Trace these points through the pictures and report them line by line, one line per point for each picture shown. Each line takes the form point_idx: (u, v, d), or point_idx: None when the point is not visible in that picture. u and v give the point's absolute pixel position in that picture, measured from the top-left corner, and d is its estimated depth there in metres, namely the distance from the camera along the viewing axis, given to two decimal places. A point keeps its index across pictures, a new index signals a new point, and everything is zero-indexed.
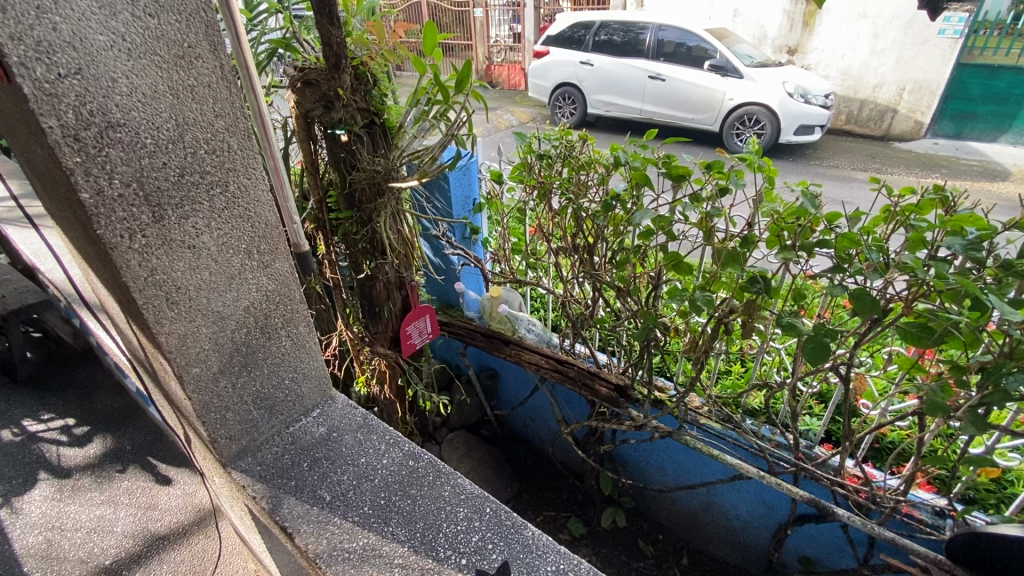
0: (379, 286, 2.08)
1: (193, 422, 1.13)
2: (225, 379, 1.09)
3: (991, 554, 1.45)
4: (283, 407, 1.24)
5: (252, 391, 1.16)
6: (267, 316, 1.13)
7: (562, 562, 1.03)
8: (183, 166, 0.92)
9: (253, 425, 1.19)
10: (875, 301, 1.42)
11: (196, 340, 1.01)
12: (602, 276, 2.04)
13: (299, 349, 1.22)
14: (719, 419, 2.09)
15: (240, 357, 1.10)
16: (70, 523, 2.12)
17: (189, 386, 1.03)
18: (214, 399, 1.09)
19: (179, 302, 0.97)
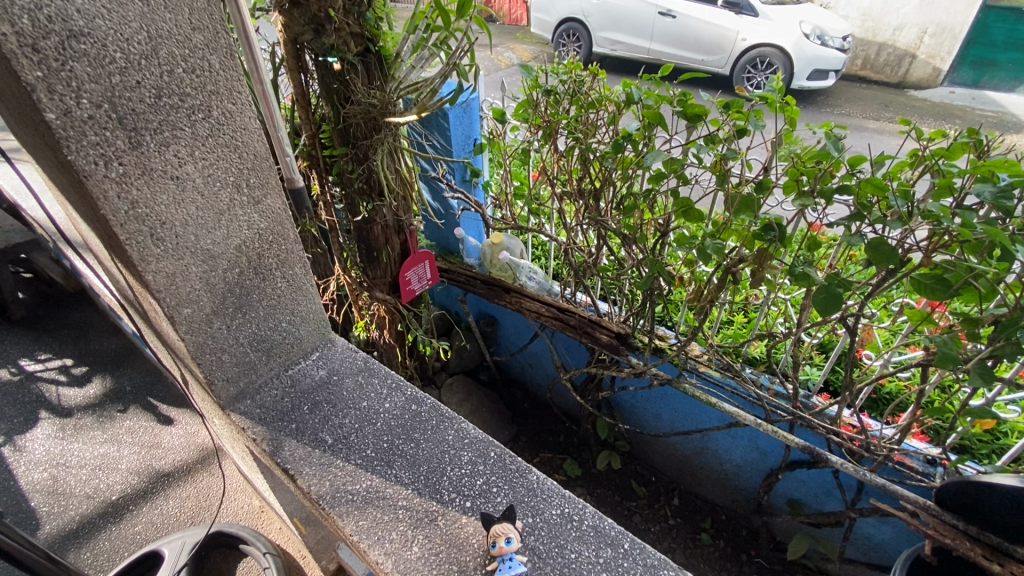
0: (376, 229, 2.01)
1: (188, 364, 1.09)
2: (219, 320, 1.04)
3: (980, 500, 1.48)
4: (282, 350, 1.20)
5: (248, 333, 1.11)
6: (261, 255, 1.07)
7: (566, 506, 1.04)
8: (159, 86, 0.83)
9: (250, 367, 1.16)
10: (894, 251, 1.37)
11: (185, 279, 0.96)
12: (608, 222, 1.97)
13: (295, 291, 1.17)
14: (719, 367, 2.09)
15: (234, 298, 1.05)
16: (75, 461, 2.15)
17: (180, 327, 0.98)
18: (209, 340, 1.04)
19: (165, 239, 0.91)
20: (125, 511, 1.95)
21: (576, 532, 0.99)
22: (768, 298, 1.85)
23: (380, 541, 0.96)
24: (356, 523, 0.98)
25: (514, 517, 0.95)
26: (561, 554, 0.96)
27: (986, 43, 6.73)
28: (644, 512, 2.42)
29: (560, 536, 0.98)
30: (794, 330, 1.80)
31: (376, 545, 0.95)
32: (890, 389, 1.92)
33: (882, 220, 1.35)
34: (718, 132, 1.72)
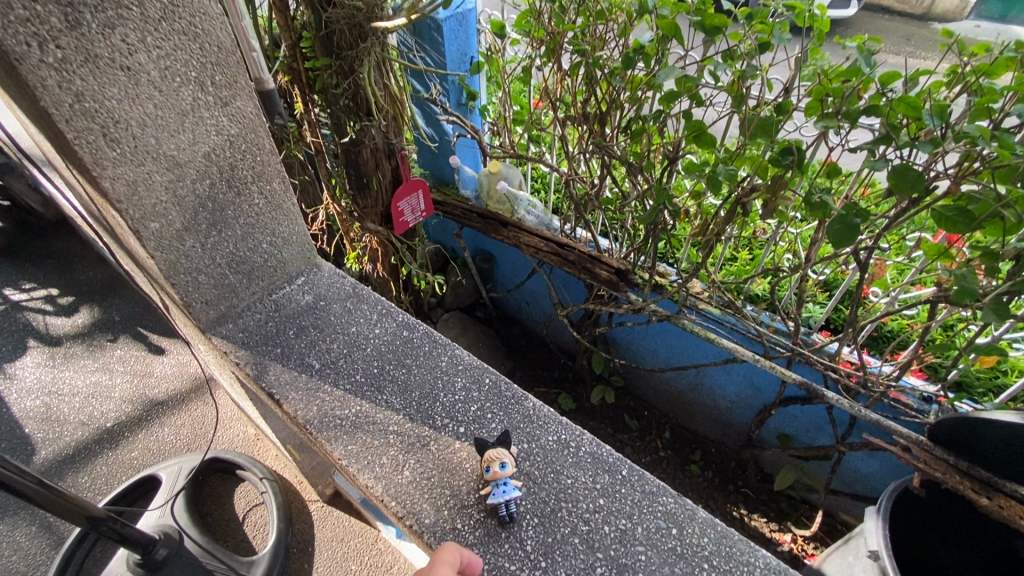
0: (365, 153, 1.88)
1: (163, 285, 1.02)
2: (192, 239, 0.97)
3: (974, 435, 1.49)
4: (265, 274, 1.14)
5: (226, 253, 1.04)
6: (233, 167, 0.98)
7: (563, 433, 1.01)
8: None
9: (231, 290, 1.10)
10: (920, 178, 1.27)
11: (149, 189, 0.88)
12: (613, 148, 1.85)
13: (275, 210, 1.08)
14: (720, 304, 2.04)
15: (207, 214, 0.97)
16: (67, 388, 2.14)
17: (149, 243, 0.90)
18: (183, 259, 0.97)
19: (121, 140, 0.82)
20: (121, 437, 1.96)
21: (572, 458, 0.98)
22: (777, 232, 1.77)
23: (369, 465, 0.93)
24: (345, 448, 0.95)
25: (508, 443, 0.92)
26: (556, 478, 0.95)
27: None
28: (636, 445, 2.46)
29: (557, 462, 0.96)
30: (801, 266, 1.74)
31: (366, 469, 0.93)
32: (893, 327, 1.90)
33: (911, 143, 1.25)
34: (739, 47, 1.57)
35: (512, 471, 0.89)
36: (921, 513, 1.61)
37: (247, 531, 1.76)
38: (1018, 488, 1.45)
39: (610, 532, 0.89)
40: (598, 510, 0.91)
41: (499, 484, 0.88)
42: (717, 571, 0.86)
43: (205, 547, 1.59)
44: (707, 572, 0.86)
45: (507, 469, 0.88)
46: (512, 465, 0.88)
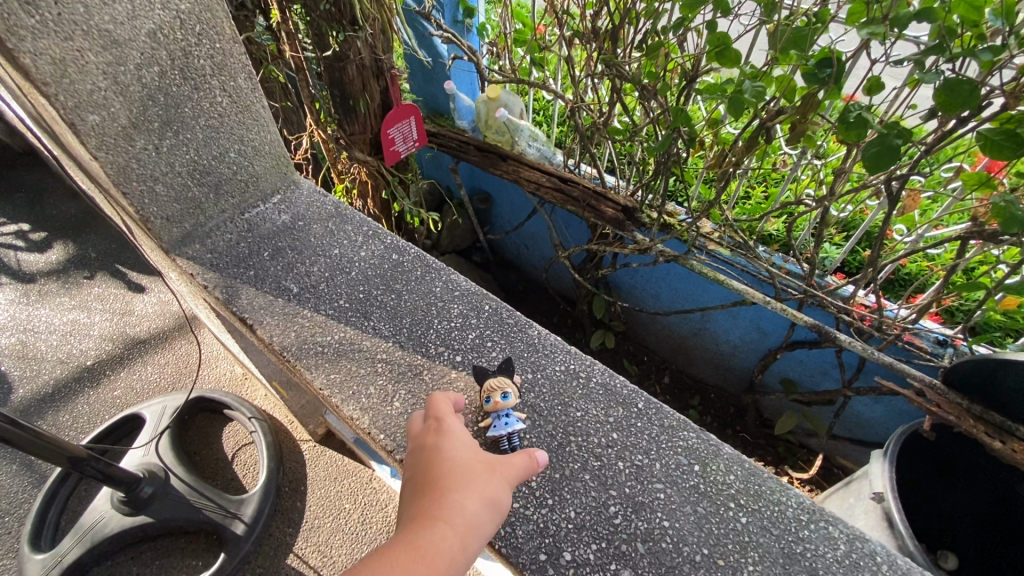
0: (351, 69, 1.71)
1: (116, 196, 1.04)
2: (142, 137, 0.98)
3: (994, 377, 1.42)
4: (233, 188, 1.18)
5: (186, 161, 1.06)
6: (188, 53, 0.98)
7: (572, 362, 1.07)
8: None
9: (196, 205, 1.13)
10: (974, 93, 1.13)
11: (82, 72, 0.85)
12: (623, 69, 1.67)
13: (242, 110, 1.12)
14: (730, 245, 1.93)
15: (158, 110, 0.98)
16: (43, 326, 2.04)
17: (88, 137, 0.89)
18: (133, 163, 0.98)
19: (43, 7, 0.78)
20: (102, 375, 1.88)
21: (582, 389, 1.03)
22: (800, 162, 1.63)
23: (354, 395, 0.95)
24: (327, 377, 0.97)
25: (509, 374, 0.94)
26: (565, 411, 1.00)
27: None
28: None
29: (565, 394, 1.02)
30: (824, 201, 1.61)
31: (350, 400, 0.94)
32: (910, 270, 1.81)
33: (968, 52, 1.10)
34: None
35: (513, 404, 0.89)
36: (924, 450, 1.59)
37: (236, 470, 1.71)
38: None
39: (624, 468, 0.94)
40: (611, 445, 0.96)
41: (501, 417, 0.88)
42: (744, 509, 0.91)
43: (192, 485, 1.55)
44: (732, 509, 0.91)
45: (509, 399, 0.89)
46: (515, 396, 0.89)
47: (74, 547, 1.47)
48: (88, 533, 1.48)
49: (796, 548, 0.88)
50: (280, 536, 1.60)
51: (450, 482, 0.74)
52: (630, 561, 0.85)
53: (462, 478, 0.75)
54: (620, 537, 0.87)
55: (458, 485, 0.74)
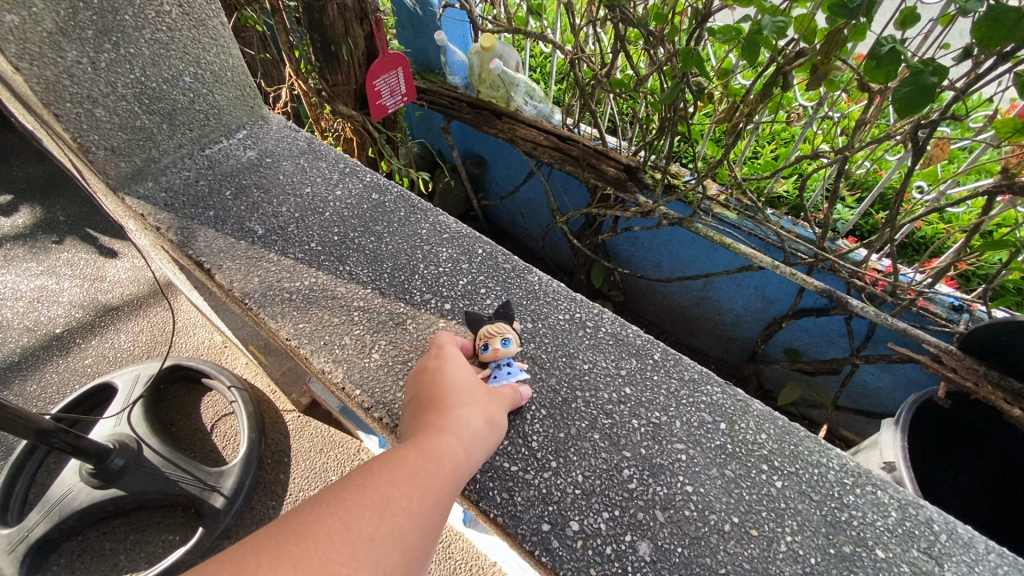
0: (331, 10, 1.56)
1: (54, 123, 1.00)
2: (73, 47, 0.94)
3: (1017, 341, 1.35)
4: (190, 120, 1.16)
5: (132, 84, 1.04)
6: None
7: (578, 312, 1.02)
8: None
9: (149, 135, 1.11)
10: (1021, 23, 1.01)
11: None
12: (629, 12, 1.53)
13: (198, 25, 1.10)
14: (738, 207, 1.83)
15: (92, 20, 0.95)
16: (9, 293, 1.92)
17: (9, 42, 0.86)
18: (64, 79, 0.95)
19: None
20: (72, 343, 1.77)
21: (589, 340, 0.98)
22: (817, 114, 1.52)
23: (325, 347, 0.90)
24: (295, 327, 0.92)
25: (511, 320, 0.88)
26: (570, 363, 0.95)
27: None
28: None
29: (572, 344, 0.97)
30: (840, 157, 1.50)
31: (321, 351, 0.90)
32: (926, 233, 1.72)
33: None
34: None
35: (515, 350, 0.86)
36: (943, 420, 1.51)
37: (216, 441, 1.62)
38: None
39: (639, 426, 0.88)
40: (625, 401, 0.91)
41: (503, 367, 0.85)
42: (778, 473, 0.86)
43: (167, 458, 1.46)
44: (766, 473, 0.86)
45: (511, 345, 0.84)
46: (518, 342, 0.85)
47: (42, 522, 1.38)
48: (56, 506, 1.40)
49: (840, 516, 0.83)
50: (262, 509, 1.52)
51: (453, 398, 0.73)
52: (648, 532, 0.79)
53: (466, 394, 0.74)
54: (637, 505, 0.81)
55: (462, 399, 0.73)
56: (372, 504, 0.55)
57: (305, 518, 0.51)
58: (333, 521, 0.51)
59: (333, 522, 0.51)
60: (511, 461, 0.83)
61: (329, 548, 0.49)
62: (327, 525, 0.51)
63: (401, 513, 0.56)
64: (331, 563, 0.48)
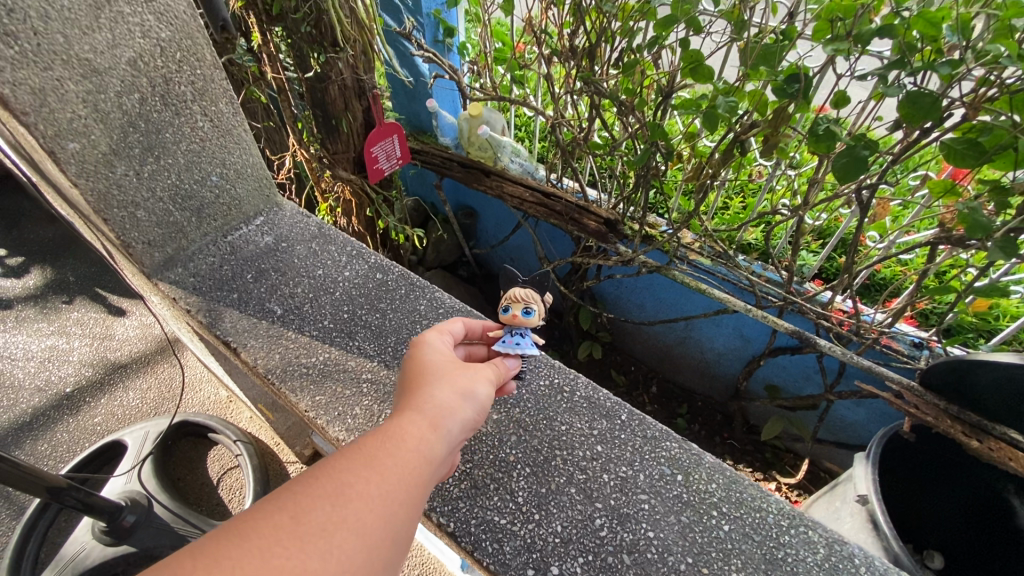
0: (332, 90, 1.72)
1: (100, 225, 1.11)
2: (122, 163, 1.06)
3: (966, 378, 1.46)
4: (216, 213, 1.30)
5: (167, 187, 1.16)
6: (169, 83, 1.09)
7: (556, 377, 1.15)
8: None
9: (180, 228, 1.24)
10: (935, 105, 1.18)
11: (62, 103, 0.93)
12: (603, 85, 1.69)
13: (224, 136, 1.24)
14: (711, 254, 1.97)
15: (138, 136, 1.08)
16: (21, 353, 2.00)
17: (71, 164, 0.98)
18: (114, 189, 1.06)
19: (20, 35, 0.85)
20: (82, 403, 1.84)
21: (566, 403, 1.10)
22: (775, 173, 1.67)
23: (339, 416, 1.01)
24: (312, 399, 1.03)
25: (538, 292, 0.98)
26: (549, 425, 1.06)
27: None
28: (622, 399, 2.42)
29: (551, 409, 1.09)
30: (798, 211, 1.66)
31: (336, 421, 1.00)
32: (885, 275, 1.86)
33: (927, 66, 1.14)
34: None
35: (532, 323, 0.95)
36: (905, 454, 1.63)
37: (222, 494, 1.69)
38: (1007, 431, 1.45)
39: (609, 480, 0.98)
40: (596, 457, 1.01)
41: (515, 335, 0.95)
42: (727, 517, 0.95)
43: (178, 513, 1.52)
44: (715, 518, 0.95)
45: (531, 316, 0.94)
46: (536, 316, 0.94)
47: None
48: (68, 564, 1.44)
49: (777, 554, 0.92)
50: None
51: (426, 380, 0.76)
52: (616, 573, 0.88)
53: (438, 374, 0.77)
54: (607, 549, 0.90)
55: (434, 380, 0.76)
56: (327, 492, 0.57)
57: (253, 516, 0.53)
58: (281, 516, 0.53)
59: (283, 516, 0.54)
60: (501, 514, 0.93)
61: (277, 543, 0.51)
62: (276, 521, 0.53)
63: (356, 499, 0.58)
64: (277, 557, 0.50)
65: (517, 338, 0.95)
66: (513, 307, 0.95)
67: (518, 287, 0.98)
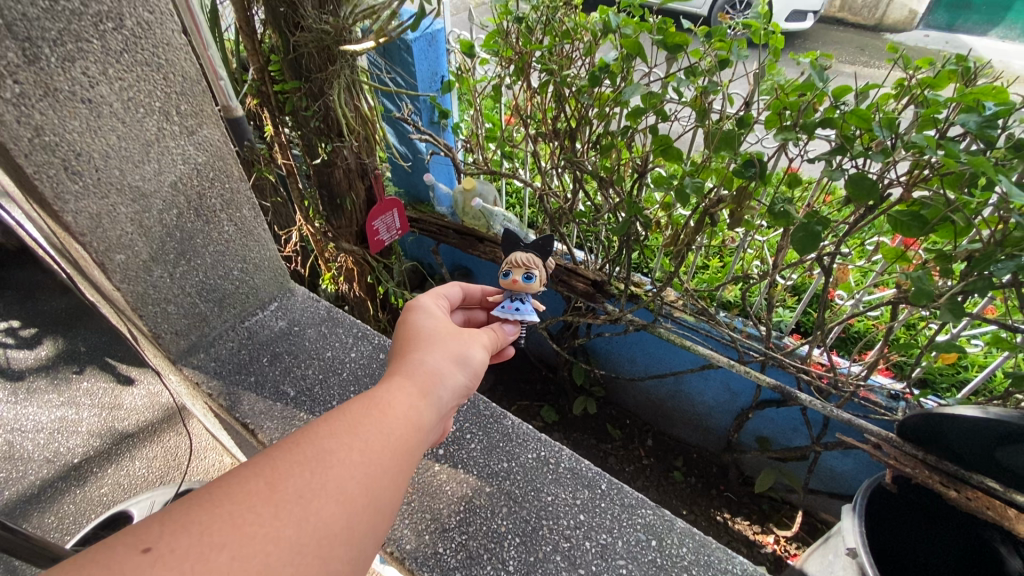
0: (338, 173, 1.89)
1: (137, 320, 1.30)
2: (159, 268, 1.23)
3: (940, 429, 1.52)
4: (235, 301, 1.45)
5: (194, 283, 1.33)
6: (203, 196, 1.26)
7: (542, 449, 1.23)
8: (73, 34, 0.94)
9: (202, 318, 1.40)
10: (875, 186, 1.31)
11: (112, 221, 1.11)
12: (583, 163, 1.86)
13: (244, 236, 1.39)
14: (693, 311, 2.08)
15: (174, 243, 1.24)
16: (30, 425, 2.05)
17: (117, 273, 1.16)
18: (150, 291, 1.24)
19: (82, 173, 1.04)
20: (89, 472, 1.89)
21: (552, 474, 1.18)
22: (745, 239, 1.82)
23: None
24: None
25: (538, 261, 1.18)
26: (537, 496, 1.14)
27: None
28: (619, 454, 2.47)
29: (538, 480, 1.17)
30: (769, 273, 1.79)
31: None
32: (858, 328, 1.97)
33: (865, 153, 1.29)
34: (700, 64, 1.60)
35: (530, 288, 1.15)
36: (891, 507, 1.68)
37: None
38: (985, 480, 1.50)
39: (590, 547, 1.06)
40: (579, 525, 1.10)
41: (515, 302, 1.14)
42: None
43: None
44: None
45: (530, 282, 1.14)
46: (535, 283, 1.14)
47: None
48: None
49: None
50: None
51: (415, 351, 0.86)
52: None
53: (427, 346, 0.87)
54: None
55: (423, 351, 0.85)
56: (307, 458, 0.64)
57: (232, 482, 0.59)
58: (258, 482, 0.60)
59: (260, 483, 0.60)
60: None
61: (253, 506, 0.58)
62: (254, 487, 0.59)
63: (336, 466, 0.64)
64: (250, 523, 0.56)
65: (516, 305, 1.15)
66: (514, 273, 1.15)
67: (520, 252, 1.17)
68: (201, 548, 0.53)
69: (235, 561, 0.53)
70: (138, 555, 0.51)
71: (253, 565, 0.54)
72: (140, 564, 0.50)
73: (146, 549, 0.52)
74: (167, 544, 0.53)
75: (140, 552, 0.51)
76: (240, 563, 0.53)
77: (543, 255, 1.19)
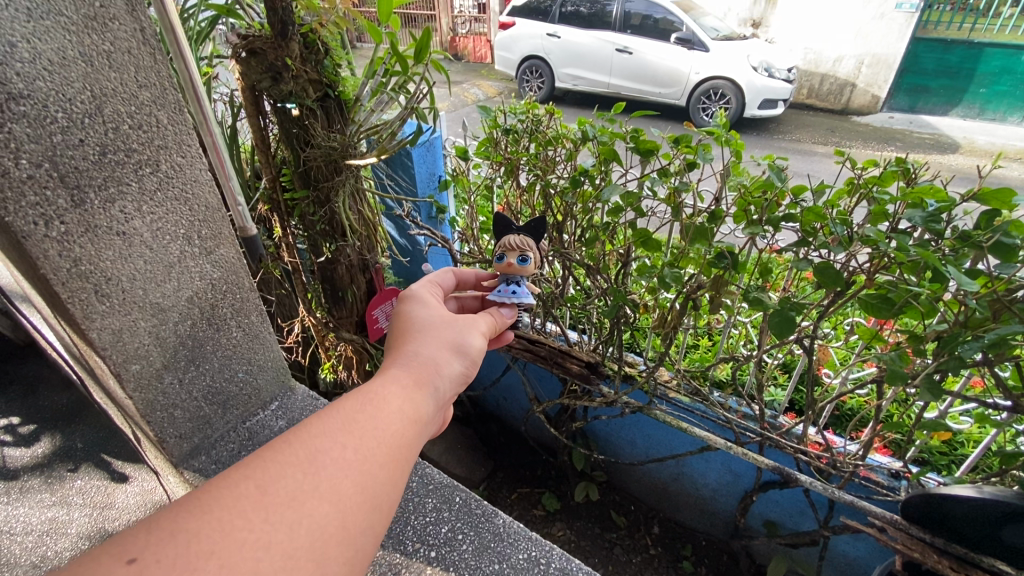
0: (341, 269, 2.01)
1: (144, 425, 1.35)
2: (170, 374, 1.31)
3: (941, 512, 1.51)
4: (239, 402, 1.50)
5: (201, 387, 1.39)
6: (215, 306, 1.35)
7: (533, 549, 1.23)
8: (117, 179, 1.09)
9: (206, 419, 1.44)
10: (840, 274, 1.40)
11: (132, 335, 1.20)
12: (572, 255, 1.95)
13: (251, 340, 1.47)
14: (688, 392, 2.10)
15: (186, 351, 1.32)
16: (19, 527, 2.01)
17: (130, 381, 1.23)
18: (158, 398, 1.30)
19: (110, 295, 1.14)
20: None
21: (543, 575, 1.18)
22: (731, 321, 1.90)
23: None
24: None
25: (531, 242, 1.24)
26: None
27: (920, 71, 7.20)
28: (624, 543, 2.39)
29: None
30: (755, 353, 1.84)
31: None
32: (852, 405, 2.01)
33: (825, 244, 1.40)
34: (671, 166, 1.75)
35: (526, 268, 1.22)
36: None
37: None
38: (994, 563, 1.48)
39: None
40: None
41: (511, 286, 1.23)
42: None
43: None
44: None
45: (525, 264, 1.22)
46: (530, 264, 1.22)
47: None
48: None
49: None
50: None
51: (412, 344, 0.93)
52: None
53: (423, 339, 0.95)
54: None
55: (419, 344, 0.93)
56: (300, 460, 0.71)
57: (224, 488, 0.67)
58: (248, 486, 0.68)
59: (250, 488, 0.68)
60: None
61: (243, 512, 0.65)
62: (243, 493, 0.67)
63: (327, 465, 0.72)
64: (240, 529, 0.64)
65: (513, 288, 1.23)
66: (508, 256, 1.22)
67: (512, 235, 1.23)
68: (188, 558, 0.60)
69: (223, 567, 0.61)
70: (124, 565, 0.58)
71: (243, 568, 0.62)
72: (126, 572, 0.57)
73: (132, 560, 0.59)
74: (153, 555, 0.59)
75: (125, 563, 0.58)
76: (229, 569, 0.61)
77: (535, 236, 1.25)
